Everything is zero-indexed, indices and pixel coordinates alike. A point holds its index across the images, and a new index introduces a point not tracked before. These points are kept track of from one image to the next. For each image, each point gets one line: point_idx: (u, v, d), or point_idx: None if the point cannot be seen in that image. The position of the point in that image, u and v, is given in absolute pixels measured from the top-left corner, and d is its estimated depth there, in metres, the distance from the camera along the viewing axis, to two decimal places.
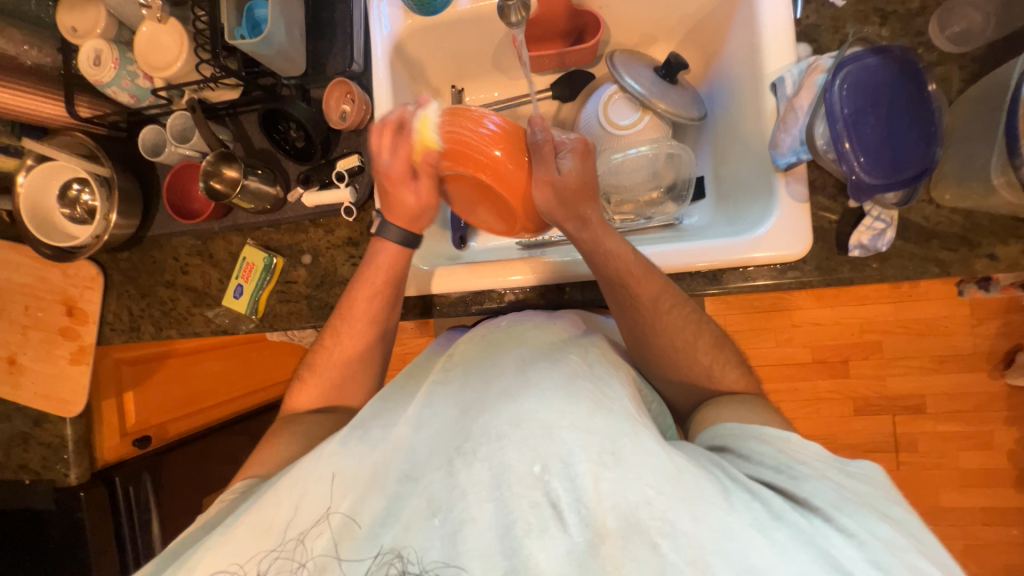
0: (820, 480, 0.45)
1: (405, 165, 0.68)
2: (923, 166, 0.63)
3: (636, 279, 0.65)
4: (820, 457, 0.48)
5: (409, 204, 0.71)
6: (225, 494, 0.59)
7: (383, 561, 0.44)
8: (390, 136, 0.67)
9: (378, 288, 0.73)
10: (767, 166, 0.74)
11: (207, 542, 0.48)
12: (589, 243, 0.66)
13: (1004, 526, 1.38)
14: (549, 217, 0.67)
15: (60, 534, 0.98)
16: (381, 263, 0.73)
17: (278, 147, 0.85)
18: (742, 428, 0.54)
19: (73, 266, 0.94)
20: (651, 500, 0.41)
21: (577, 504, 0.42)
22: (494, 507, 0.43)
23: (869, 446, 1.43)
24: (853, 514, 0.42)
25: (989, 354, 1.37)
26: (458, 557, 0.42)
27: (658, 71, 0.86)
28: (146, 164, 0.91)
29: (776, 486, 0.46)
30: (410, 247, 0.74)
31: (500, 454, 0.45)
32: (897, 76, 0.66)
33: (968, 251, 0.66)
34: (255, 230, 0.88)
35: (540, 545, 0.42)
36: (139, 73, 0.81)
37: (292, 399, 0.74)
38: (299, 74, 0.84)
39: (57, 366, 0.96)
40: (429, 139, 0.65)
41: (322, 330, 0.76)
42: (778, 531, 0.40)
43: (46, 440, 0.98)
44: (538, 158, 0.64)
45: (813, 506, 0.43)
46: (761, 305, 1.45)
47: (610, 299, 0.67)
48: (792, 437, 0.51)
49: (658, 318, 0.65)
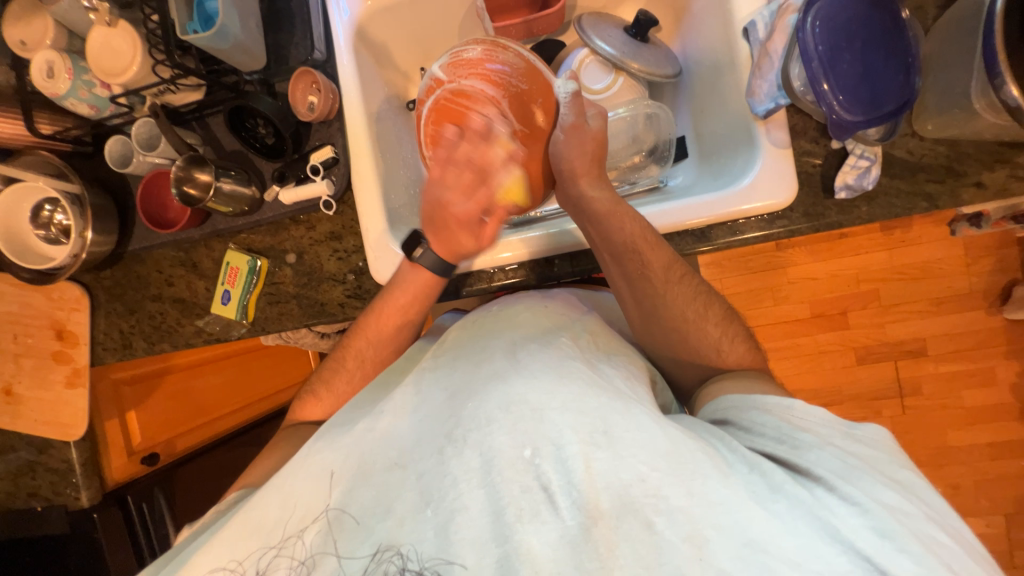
0: (824, 449, 0.44)
1: (476, 209, 0.58)
2: (904, 98, 0.62)
3: (647, 247, 0.64)
4: (824, 422, 0.46)
5: (464, 246, 0.62)
6: (219, 507, 0.58)
7: (381, 558, 0.41)
8: (466, 176, 0.57)
9: (403, 306, 0.70)
10: (746, 117, 0.73)
11: (206, 543, 0.47)
12: (606, 204, 0.65)
13: (1012, 458, 1.40)
14: (566, 165, 0.64)
15: (80, 557, 0.98)
16: (409, 284, 0.69)
17: (248, 146, 0.83)
18: (742, 399, 0.52)
19: (56, 290, 0.93)
20: (645, 477, 0.40)
21: (568, 486, 0.41)
22: (485, 494, 0.41)
23: (874, 394, 1.44)
24: (859, 482, 0.41)
25: (986, 292, 1.37)
26: (452, 548, 0.40)
27: (628, 30, 0.84)
28: (117, 178, 0.89)
29: (778, 457, 0.45)
30: (440, 274, 0.68)
31: (489, 438, 0.43)
32: (869, 7, 0.64)
33: (954, 180, 0.66)
34: (236, 234, 0.87)
35: (533, 532, 0.40)
36: (95, 81, 0.78)
37: (302, 410, 0.74)
38: (260, 68, 0.81)
39: (54, 391, 0.95)
40: (516, 193, 0.59)
41: (337, 345, 0.75)
42: (777, 503, 0.38)
43: (53, 466, 0.97)
44: (571, 110, 0.63)
45: (814, 476, 0.42)
46: (756, 265, 1.44)
47: (617, 271, 0.66)
48: (794, 404, 0.49)
49: (668, 287, 0.64)
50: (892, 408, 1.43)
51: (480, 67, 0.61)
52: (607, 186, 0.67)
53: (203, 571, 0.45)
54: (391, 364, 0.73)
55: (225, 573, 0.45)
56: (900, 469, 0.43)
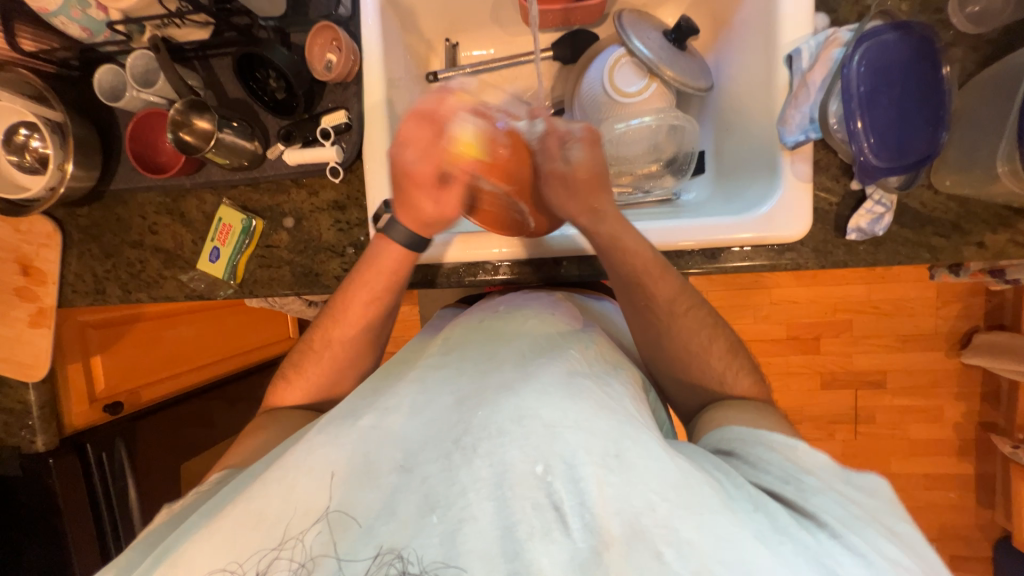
0: (826, 493, 0.46)
1: (434, 168, 0.64)
2: (927, 151, 0.63)
3: (654, 279, 0.64)
4: (825, 467, 0.49)
5: (426, 209, 0.66)
6: (200, 484, 0.58)
7: (382, 563, 0.40)
8: (421, 132, 0.62)
9: (373, 287, 0.68)
10: (773, 145, 0.72)
11: (191, 538, 0.46)
12: (606, 239, 0.64)
13: (943, 489, 1.51)
14: (562, 212, 0.67)
15: (31, 501, 0.94)
16: (377, 261, 0.68)
17: (255, 98, 0.77)
18: (749, 432, 0.54)
19: (25, 222, 0.86)
20: (655, 506, 0.40)
21: (580, 508, 0.41)
22: (495, 507, 0.41)
23: (831, 418, 1.52)
24: (862, 532, 0.42)
25: (949, 335, 1.44)
26: (459, 557, 0.39)
27: (667, 35, 0.82)
28: (103, 109, 0.83)
29: (782, 496, 0.46)
30: (416, 250, 0.68)
31: (501, 450, 0.43)
32: (914, 55, 0.64)
33: (959, 237, 0.68)
34: (232, 188, 0.82)
35: (542, 550, 0.39)
36: (90, 2, 0.71)
37: (281, 394, 0.71)
38: (278, 15, 0.76)
39: (16, 328, 0.90)
40: (472, 148, 0.62)
41: (309, 330, 0.72)
42: (781, 545, 0.40)
43: (7, 406, 0.92)
44: (544, 153, 0.66)
45: (819, 521, 0.43)
46: (741, 283, 1.47)
47: (624, 298, 0.67)
48: (798, 445, 0.51)
49: (673, 319, 0.65)
50: (845, 432, 1.52)
51: (441, 134, 0.62)
52: (614, 212, 0.66)
53: (202, 572, 0.43)
54: (369, 350, 0.71)
55: (225, 575, 0.43)
56: (897, 522, 0.45)
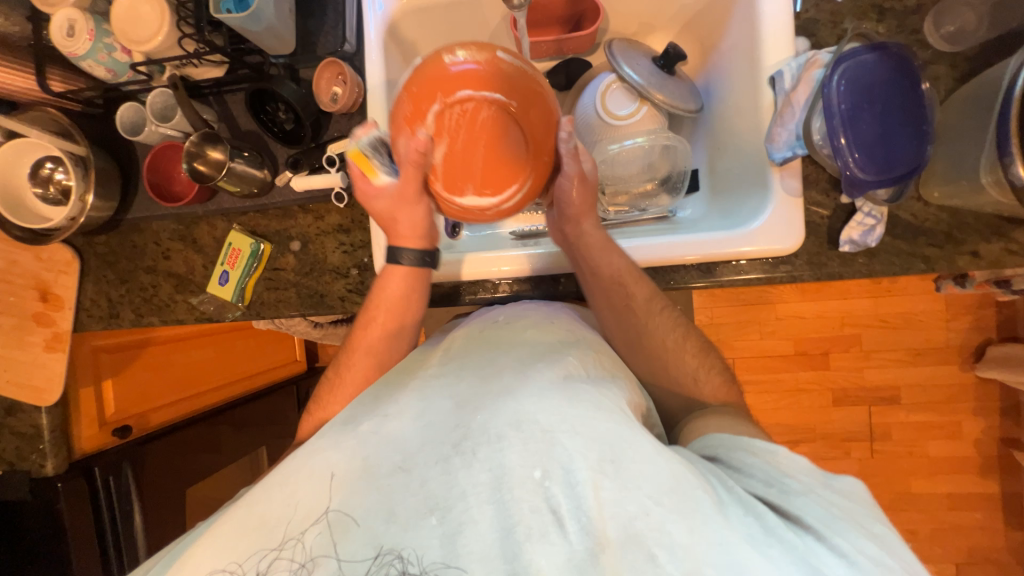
0: (810, 495, 0.45)
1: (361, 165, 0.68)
2: (913, 164, 0.64)
3: (630, 284, 0.67)
4: (805, 470, 0.48)
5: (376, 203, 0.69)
6: None
7: (383, 563, 0.42)
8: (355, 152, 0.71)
9: (380, 321, 0.70)
10: (762, 162, 0.75)
11: (194, 542, 0.46)
12: (594, 245, 0.68)
13: (969, 510, 1.45)
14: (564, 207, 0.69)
15: (37, 528, 0.95)
16: (381, 300, 0.70)
17: (266, 130, 0.82)
18: (731, 439, 0.53)
19: (46, 250, 0.90)
20: (649, 511, 0.40)
21: (577, 511, 0.41)
22: (494, 511, 0.42)
23: (845, 436, 1.48)
24: (845, 533, 0.42)
25: (961, 348, 1.42)
26: (459, 558, 0.41)
27: (656, 61, 0.85)
28: (124, 143, 0.88)
29: (767, 501, 0.45)
30: (427, 266, 0.71)
31: (500, 455, 0.44)
32: (894, 74, 0.66)
33: (952, 247, 0.68)
34: (241, 214, 0.86)
35: (540, 552, 0.41)
36: (115, 46, 0.77)
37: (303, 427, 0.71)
38: (287, 53, 0.81)
39: (31, 353, 0.92)
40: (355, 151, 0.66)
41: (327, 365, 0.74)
42: (773, 548, 0.39)
43: (22, 430, 0.95)
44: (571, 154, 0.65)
45: (805, 524, 0.43)
46: (745, 299, 1.47)
47: (604, 301, 0.68)
48: (779, 450, 0.50)
49: (648, 319, 0.68)
50: (860, 451, 1.48)
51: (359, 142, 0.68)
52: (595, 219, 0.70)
53: (203, 574, 0.44)
54: None
55: (224, 574, 0.44)
56: (874, 524, 0.44)
